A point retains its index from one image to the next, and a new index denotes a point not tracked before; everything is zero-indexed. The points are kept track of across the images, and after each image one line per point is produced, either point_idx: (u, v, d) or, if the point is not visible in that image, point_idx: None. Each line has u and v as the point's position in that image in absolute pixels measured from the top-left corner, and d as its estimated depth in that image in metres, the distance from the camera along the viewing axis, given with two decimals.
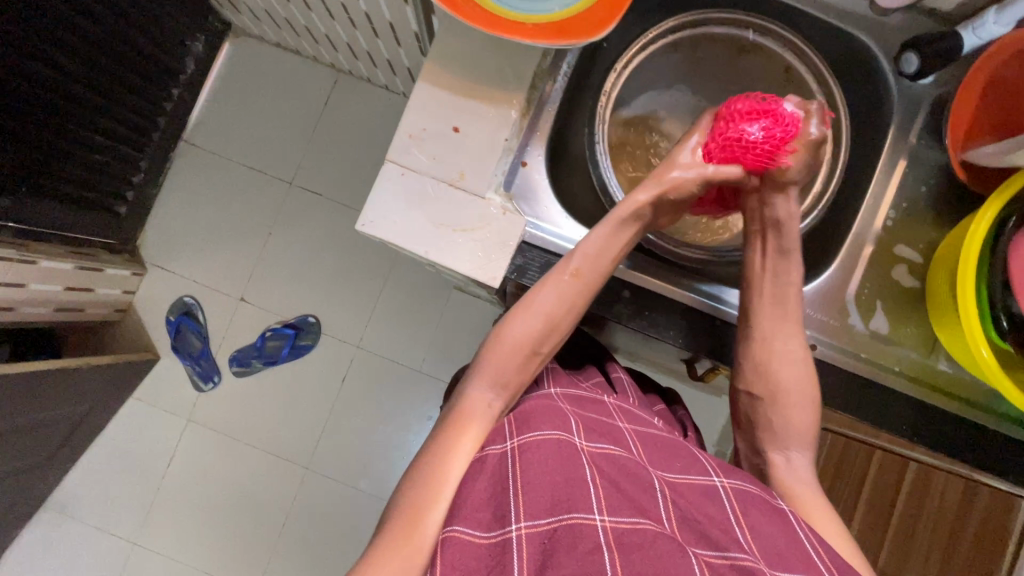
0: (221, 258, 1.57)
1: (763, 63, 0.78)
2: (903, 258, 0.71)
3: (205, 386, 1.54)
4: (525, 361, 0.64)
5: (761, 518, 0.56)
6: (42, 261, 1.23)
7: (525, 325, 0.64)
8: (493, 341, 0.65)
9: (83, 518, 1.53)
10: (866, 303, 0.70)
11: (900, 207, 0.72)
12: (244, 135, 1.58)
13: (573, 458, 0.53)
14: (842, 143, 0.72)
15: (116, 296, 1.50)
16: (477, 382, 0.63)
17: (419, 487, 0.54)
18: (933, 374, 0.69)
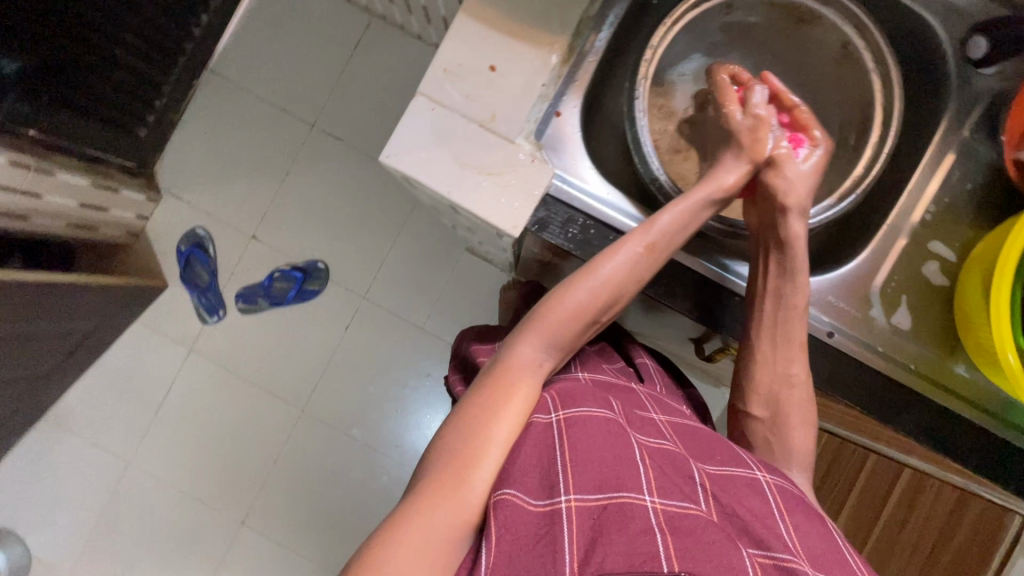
0: (237, 194, 1.56)
1: (820, 36, 0.75)
2: (935, 254, 0.70)
3: (210, 319, 1.55)
4: (582, 328, 0.59)
5: (803, 522, 0.55)
6: (60, 174, 1.24)
7: (589, 287, 0.59)
8: (551, 298, 0.59)
9: (80, 433, 1.56)
10: (890, 296, 0.69)
11: (941, 203, 0.70)
12: (270, 70, 1.56)
13: (623, 440, 0.53)
14: (892, 126, 0.69)
15: (129, 219, 1.50)
16: (529, 339, 0.58)
17: (466, 444, 0.51)
18: (948, 376, 0.68)
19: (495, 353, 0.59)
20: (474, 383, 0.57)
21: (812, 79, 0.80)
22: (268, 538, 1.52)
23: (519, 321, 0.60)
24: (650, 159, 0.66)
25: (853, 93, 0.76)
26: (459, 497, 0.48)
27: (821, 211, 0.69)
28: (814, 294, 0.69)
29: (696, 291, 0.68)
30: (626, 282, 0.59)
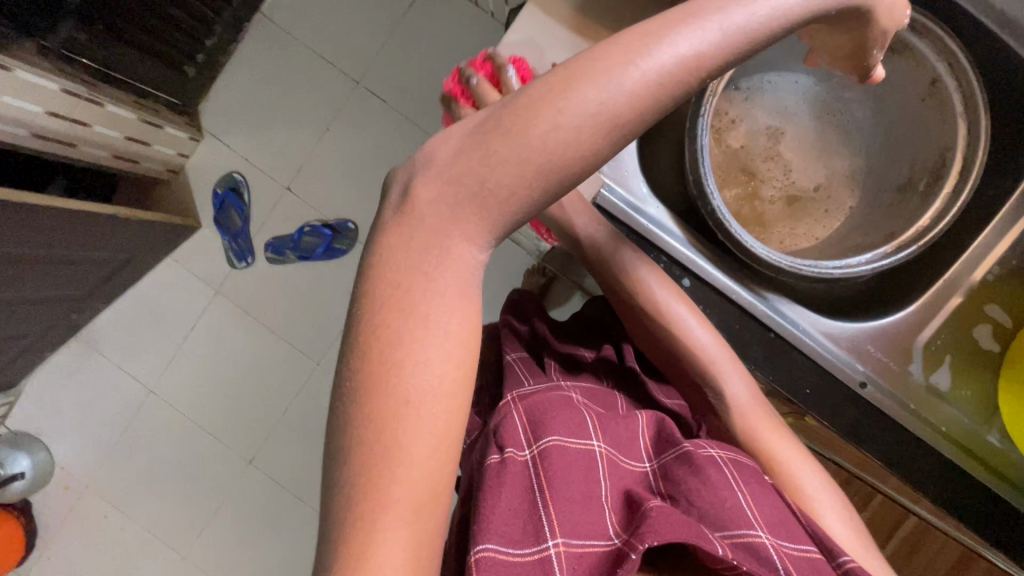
0: (275, 143, 1.56)
1: (907, 68, 0.70)
2: (989, 317, 0.68)
3: (238, 264, 1.58)
4: (534, 191, 0.39)
5: (762, 491, 0.54)
6: (109, 106, 1.26)
7: (575, 121, 0.37)
8: (501, 139, 0.38)
9: (107, 356, 1.63)
10: (934, 355, 0.67)
11: (1007, 263, 0.68)
12: (321, 20, 1.53)
13: (590, 468, 0.50)
14: (969, 180, 0.66)
15: (169, 156, 1.51)
16: (459, 220, 0.40)
17: (390, 413, 0.38)
18: (981, 444, 0.66)
19: (397, 239, 0.41)
20: (366, 307, 0.40)
21: (886, 116, 0.76)
22: (274, 480, 1.59)
23: (440, 180, 0.40)
24: (706, 178, 0.62)
25: (930, 136, 0.70)
26: (394, 497, 0.37)
27: (879, 257, 0.65)
28: (854, 339, 0.65)
29: (737, 324, 0.64)
30: (649, 112, 0.38)
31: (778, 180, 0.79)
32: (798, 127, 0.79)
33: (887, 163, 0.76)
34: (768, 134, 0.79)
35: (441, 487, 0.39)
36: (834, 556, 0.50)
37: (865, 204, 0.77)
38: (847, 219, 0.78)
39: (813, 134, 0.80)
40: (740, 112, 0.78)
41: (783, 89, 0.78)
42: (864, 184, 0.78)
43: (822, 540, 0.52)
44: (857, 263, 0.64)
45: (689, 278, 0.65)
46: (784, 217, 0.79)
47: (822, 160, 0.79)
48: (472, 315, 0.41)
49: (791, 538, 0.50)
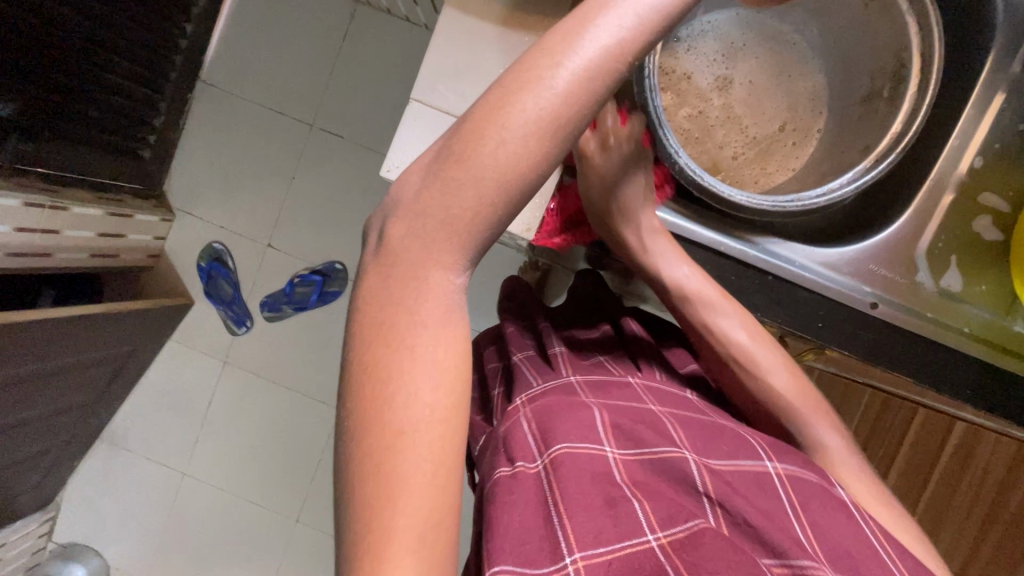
0: (245, 204, 1.56)
1: None
2: (987, 207, 0.65)
3: (238, 330, 1.58)
4: (498, 204, 0.37)
5: (823, 513, 0.51)
6: (74, 207, 1.26)
7: (516, 137, 0.36)
8: (458, 161, 0.37)
9: (135, 450, 1.63)
10: (937, 258, 0.64)
11: (990, 149, 0.65)
12: (261, 73, 1.52)
13: (607, 473, 0.49)
14: (932, 74, 0.63)
15: (147, 242, 1.52)
16: (432, 249, 0.39)
17: (384, 449, 0.37)
18: (1006, 334, 0.64)
19: (377, 282, 0.40)
20: (356, 343, 0.39)
21: (835, 31, 0.74)
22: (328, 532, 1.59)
23: (408, 218, 0.39)
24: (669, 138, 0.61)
25: (880, 43, 0.69)
26: (394, 533, 0.36)
27: (859, 176, 0.63)
28: (855, 262, 0.63)
29: (729, 274, 0.64)
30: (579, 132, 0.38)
31: (732, 137, 0.76)
32: (744, 71, 0.78)
33: (849, 76, 0.74)
34: (717, 88, 0.77)
35: (446, 514, 0.38)
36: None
37: (835, 121, 0.75)
38: (821, 143, 0.76)
39: (762, 74, 0.78)
40: (685, 65, 0.76)
41: (718, 34, 0.77)
42: (830, 105, 0.77)
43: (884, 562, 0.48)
44: (841, 188, 0.62)
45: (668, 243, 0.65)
46: (762, 164, 0.76)
47: (777, 97, 0.78)
48: (463, 342, 0.40)
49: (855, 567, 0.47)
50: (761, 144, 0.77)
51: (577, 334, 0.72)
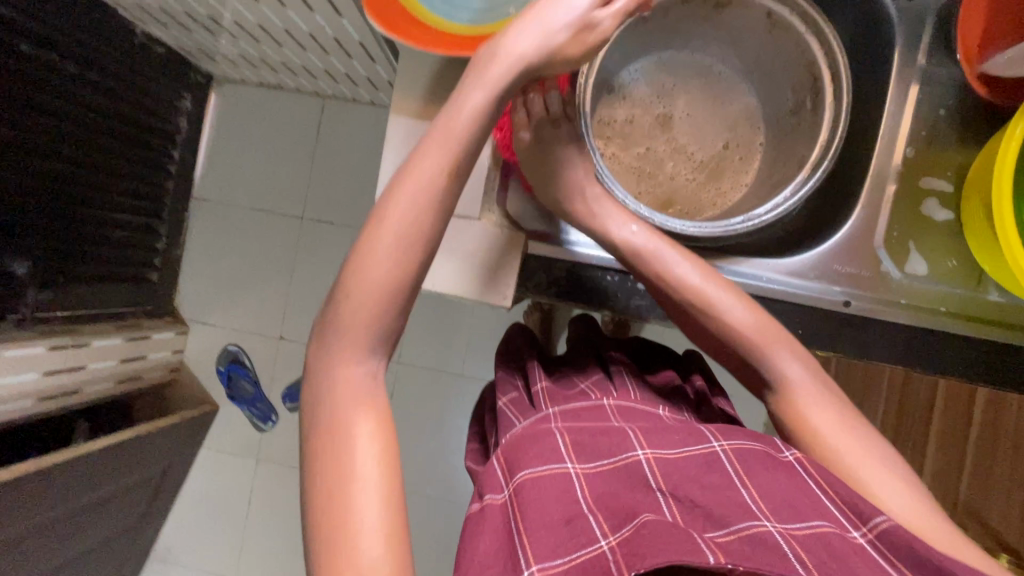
0: (253, 304, 1.62)
1: (744, 15, 0.74)
2: (932, 191, 0.65)
3: (265, 426, 1.61)
4: (384, 301, 0.50)
5: (762, 472, 0.52)
6: (95, 341, 1.32)
7: (385, 256, 0.49)
8: (347, 287, 0.50)
9: (185, 564, 1.65)
10: (897, 247, 0.65)
11: (919, 139, 0.65)
12: (246, 181, 1.62)
13: (568, 492, 0.51)
14: (842, 80, 0.67)
15: (166, 357, 1.58)
16: (344, 349, 0.50)
17: (336, 505, 0.46)
18: (985, 306, 0.63)
19: (313, 390, 0.51)
20: (307, 435, 0.50)
21: (750, 55, 0.78)
22: None
23: (323, 334, 0.51)
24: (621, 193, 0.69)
25: (792, 60, 0.73)
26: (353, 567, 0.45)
27: (800, 186, 0.66)
28: (818, 266, 0.65)
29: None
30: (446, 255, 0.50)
31: (682, 167, 0.80)
32: (678, 104, 0.82)
33: (775, 91, 0.78)
34: (658, 126, 0.81)
35: (399, 548, 0.46)
36: (848, 529, 0.49)
37: (773, 133, 0.79)
38: (766, 156, 0.80)
39: (699, 102, 0.82)
40: (625, 108, 0.80)
41: (647, 78, 0.81)
42: (766, 119, 0.80)
43: (832, 515, 0.50)
44: (782, 201, 0.66)
45: (613, 272, 0.69)
46: (718, 185, 0.80)
47: (718, 117, 0.82)
48: (381, 407, 0.51)
49: (794, 519, 0.49)
50: (712, 167, 0.81)
51: (563, 370, 0.72)
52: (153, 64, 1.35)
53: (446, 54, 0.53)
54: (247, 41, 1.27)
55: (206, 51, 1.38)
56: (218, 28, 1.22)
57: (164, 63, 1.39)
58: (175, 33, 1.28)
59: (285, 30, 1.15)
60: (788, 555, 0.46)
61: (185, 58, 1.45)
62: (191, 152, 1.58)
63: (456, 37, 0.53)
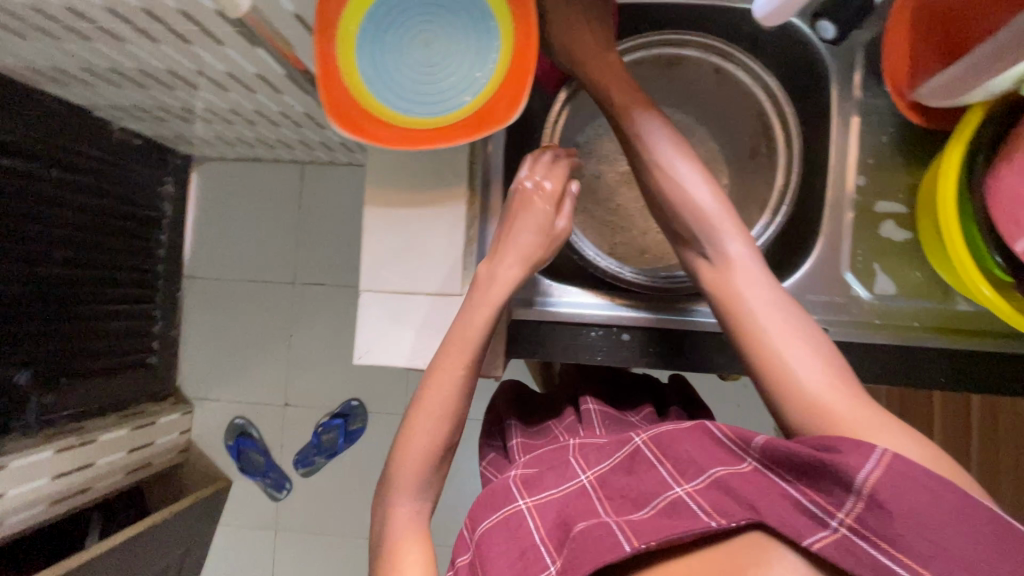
0: (255, 374, 1.63)
1: (692, 71, 0.77)
2: (887, 214, 0.68)
3: (280, 495, 1.60)
4: (436, 451, 0.57)
5: (674, 443, 0.54)
6: (101, 436, 1.33)
7: (423, 438, 0.56)
8: (397, 465, 0.57)
9: None
10: (864, 271, 0.67)
11: (868, 164, 0.68)
12: (235, 254, 1.64)
13: (520, 527, 0.54)
14: (789, 121, 0.71)
15: (175, 439, 1.57)
16: (393, 490, 0.57)
17: None
18: (959, 316, 0.65)
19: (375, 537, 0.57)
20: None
21: (702, 103, 0.82)
22: None
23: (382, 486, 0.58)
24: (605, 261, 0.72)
25: (743, 106, 0.77)
26: None
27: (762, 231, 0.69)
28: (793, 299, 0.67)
29: (690, 343, 0.66)
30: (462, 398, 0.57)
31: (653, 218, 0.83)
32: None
33: (732, 133, 0.81)
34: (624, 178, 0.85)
35: None
36: (742, 462, 0.50)
37: (737, 173, 0.82)
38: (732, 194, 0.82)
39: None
40: (592, 162, 0.85)
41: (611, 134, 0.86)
42: (730, 163, 0.83)
43: (730, 454, 0.51)
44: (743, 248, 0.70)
45: (596, 328, 0.66)
46: None
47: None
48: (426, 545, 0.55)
49: (696, 474, 0.50)
50: None
51: (545, 421, 0.78)
52: (132, 156, 1.39)
53: (403, 147, 0.55)
54: (223, 125, 1.31)
55: (184, 137, 1.42)
56: (192, 116, 1.26)
57: (143, 154, 1.43)
58: (152, 125, 1.32)
59: (258, 111, 1.20)
60: (694, 513, 0.47)
61: (164, 146, 1.49)
62: (179, 234, 1.61)
63: (412, 131, 0.55)
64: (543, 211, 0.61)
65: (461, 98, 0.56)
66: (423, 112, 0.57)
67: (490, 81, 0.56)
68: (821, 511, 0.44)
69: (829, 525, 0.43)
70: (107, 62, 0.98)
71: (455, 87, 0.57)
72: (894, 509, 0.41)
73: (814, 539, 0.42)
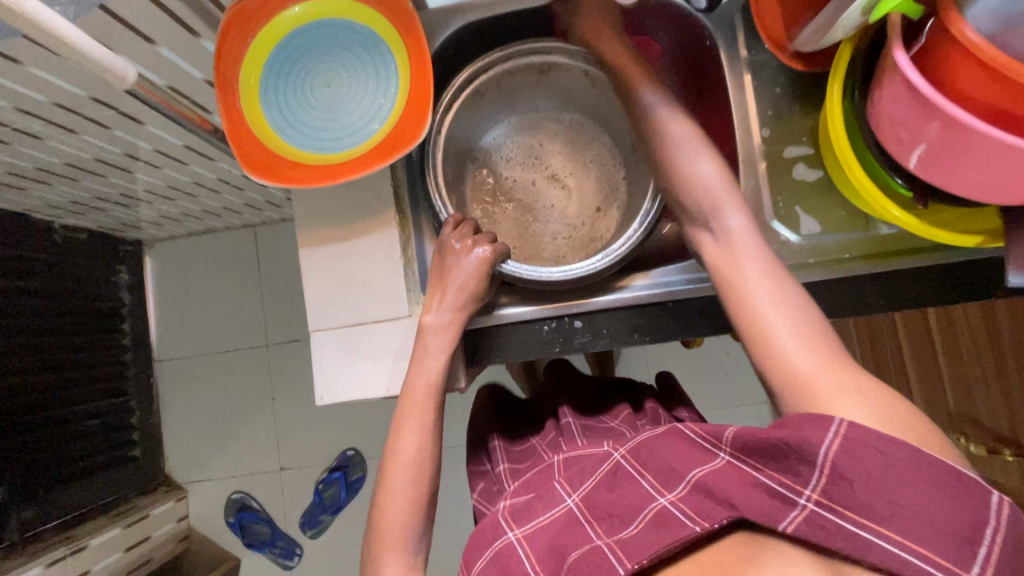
0: (244, 444, 1.59)
1: (567, 75, 0.79)
2: (797, 157, 0.71)
3: (292, 563, 1.55)
4: (420, 502, 0.58)
5: (648, 451, 0.55)
6: (92, 540, 1.29)
7: (396, 507, 0.58)
8: (378, 521, 0.58)
9: None
10: (787, 215, 0.70)
11: (768, 117, 0.71)
12: (203, 327, 1.62)
13: (511, 557, 0.55)
14: None
15: (173, 528, 1.52)
16: (382, 548, 0.57)
17: None
18: (882, 241, 0.68)
19: None
20: None
21: (584, 102, 0.83)
22: None
23: (370, 546, 0.58)
24: (538, 272, 0.67)
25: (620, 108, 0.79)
26: None
27: (648, 211, 0.70)
28: None
29: (644, 318, 0.67)
30: (426, 444, 0.59)
31: (564, 201, 0.86)
32: (541, 161, 0.86)
33: (612, 126, 0.83)
34: (527, 167, 0.87)
35: None
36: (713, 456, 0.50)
37: None
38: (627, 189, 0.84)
39: (567, 152, 0.87)
40: (498, 168, 0.86)
41: (509, 139, 0.86)
42: (620, 157, 0.85)
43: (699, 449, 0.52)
44: (635, 231, 0.70)
45: (549, 321, 0.67)
46: (597, 202, 0.86)
47: (582, 159, 0.87)
48: None
49: (674, 481, 0.51)
50: (585, 191, 0.86)
51: (528, 439, 0.79)
52: (78, 252, 1.38)
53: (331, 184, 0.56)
54: (163, 204, 1.31)
55: (129, 223, 1.41)
56: (133, 201, 1.26)
57: (90, 248, 1.41)
58: (93, 218, 1.31)
59: (195, 183, 1.20)
60: (678, 519, 0.48)
61: (111, 235, 1.47)
62: (141, 319, 1.58)
63: (332, 166, 0.56)
64: (465, 261, 0.63)
65: (372, 126, 0.59)
66: (338, 146, 0.59)
67: (392, 107, 0.59)
68: (790, 494, 0.44)
69: (798, 501, 0.44)
70: (31, 164, 0.98)
71: (361, 116, 0.59)
72: (855, 478, 0.42)
73: (786, 521, 0.44)
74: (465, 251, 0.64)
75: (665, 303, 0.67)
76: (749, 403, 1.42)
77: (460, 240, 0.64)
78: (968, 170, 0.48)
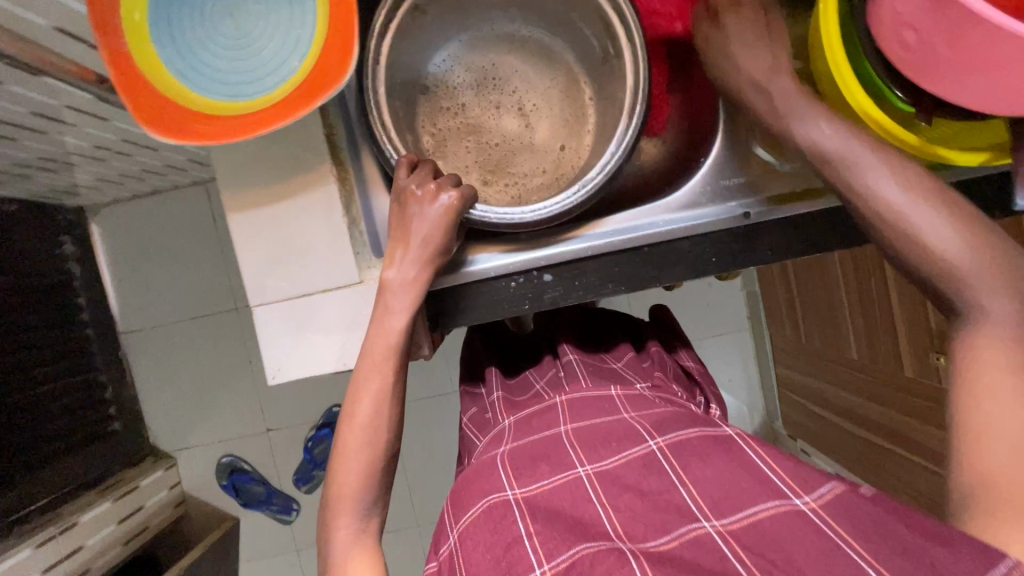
0: (226, 409, 1.57)
1: None
2: None
3: (290, 517, 1.58)
4: (375, 471, 0.56)
5: (703, 466, 0.52)
6: (81, 517, 1.28)
7: (350, 472, 0.55)
8: (334, 487, 0.56)
9: None
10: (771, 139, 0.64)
11: None
12: (165, 295, 1.54)
13: (505, 518, 0.51)
14: (632, 29, 0.63)
15: (166, 495, 1.52)
16: (338, 516, 0.55)
17: None
18: None
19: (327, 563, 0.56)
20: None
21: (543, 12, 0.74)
22: None
23: (325, 509, 0.56)
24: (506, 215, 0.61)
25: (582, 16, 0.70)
26: None
27: (622, 135, 0.62)
28: (709, 190, 0.65)
29: (615, 266, 0.63)
30: (389, 417, 0.56)
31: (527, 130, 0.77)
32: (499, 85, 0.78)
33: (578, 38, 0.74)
34: (482, 94, 0.78)
35: None
36: (791, 499, 0.48)
37: None
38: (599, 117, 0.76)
39: (528, 73, 0.78)
40: (451, 94, 0.77)
41: (459, 61, 0.77)
42: (586, 73, 0.76)
43: (773, 487, 0.49)
44: (610, 157, 0.62)
45: (515, 278, 0.63)
46: (563, 129, 0.78)
47: (546, 79, 0.79)
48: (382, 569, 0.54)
49: (732, 509, 0.48)
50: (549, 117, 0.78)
51: (524, 372, 0.76)
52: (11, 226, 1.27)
53: (249, 138, 0.48)
54: (96, 166, 1.19)
55: (63, 189, 1.29)
56: (61, 165, 1.14)
57: (24, 220, 1.30)
58: (19, 186, 1.19)
59: (125, 140, 1.08)
60: (725, 551, 0.45)
61: (46, 204, 1.35)
62: (97, 291, 1.50)
63: (246, 115, 0.48)
64: (429, 210, 0.56)
65: (291, 63, 0.50)
66: (255, 90, 0.50)
67: (313, 37, 0.50)
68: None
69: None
70: None
71: (278, 50, 0.50)
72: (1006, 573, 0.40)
73: None
74: (431, 199, 0.56)
75: (636, 248, 0.63)
76: (732, 331, 1.42)
77: (423, 187, 0.57)
78: (978, 76, 0.42)
